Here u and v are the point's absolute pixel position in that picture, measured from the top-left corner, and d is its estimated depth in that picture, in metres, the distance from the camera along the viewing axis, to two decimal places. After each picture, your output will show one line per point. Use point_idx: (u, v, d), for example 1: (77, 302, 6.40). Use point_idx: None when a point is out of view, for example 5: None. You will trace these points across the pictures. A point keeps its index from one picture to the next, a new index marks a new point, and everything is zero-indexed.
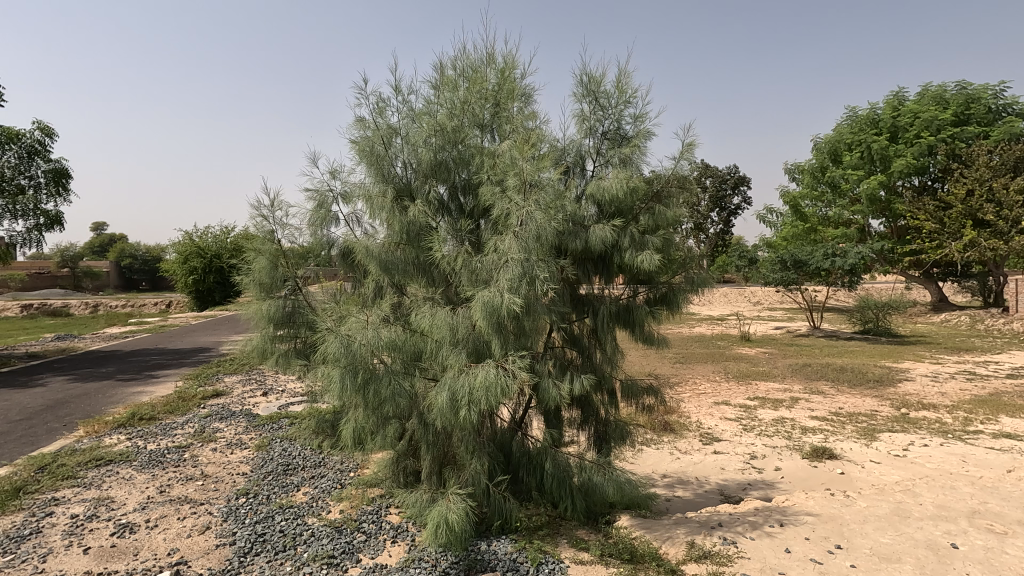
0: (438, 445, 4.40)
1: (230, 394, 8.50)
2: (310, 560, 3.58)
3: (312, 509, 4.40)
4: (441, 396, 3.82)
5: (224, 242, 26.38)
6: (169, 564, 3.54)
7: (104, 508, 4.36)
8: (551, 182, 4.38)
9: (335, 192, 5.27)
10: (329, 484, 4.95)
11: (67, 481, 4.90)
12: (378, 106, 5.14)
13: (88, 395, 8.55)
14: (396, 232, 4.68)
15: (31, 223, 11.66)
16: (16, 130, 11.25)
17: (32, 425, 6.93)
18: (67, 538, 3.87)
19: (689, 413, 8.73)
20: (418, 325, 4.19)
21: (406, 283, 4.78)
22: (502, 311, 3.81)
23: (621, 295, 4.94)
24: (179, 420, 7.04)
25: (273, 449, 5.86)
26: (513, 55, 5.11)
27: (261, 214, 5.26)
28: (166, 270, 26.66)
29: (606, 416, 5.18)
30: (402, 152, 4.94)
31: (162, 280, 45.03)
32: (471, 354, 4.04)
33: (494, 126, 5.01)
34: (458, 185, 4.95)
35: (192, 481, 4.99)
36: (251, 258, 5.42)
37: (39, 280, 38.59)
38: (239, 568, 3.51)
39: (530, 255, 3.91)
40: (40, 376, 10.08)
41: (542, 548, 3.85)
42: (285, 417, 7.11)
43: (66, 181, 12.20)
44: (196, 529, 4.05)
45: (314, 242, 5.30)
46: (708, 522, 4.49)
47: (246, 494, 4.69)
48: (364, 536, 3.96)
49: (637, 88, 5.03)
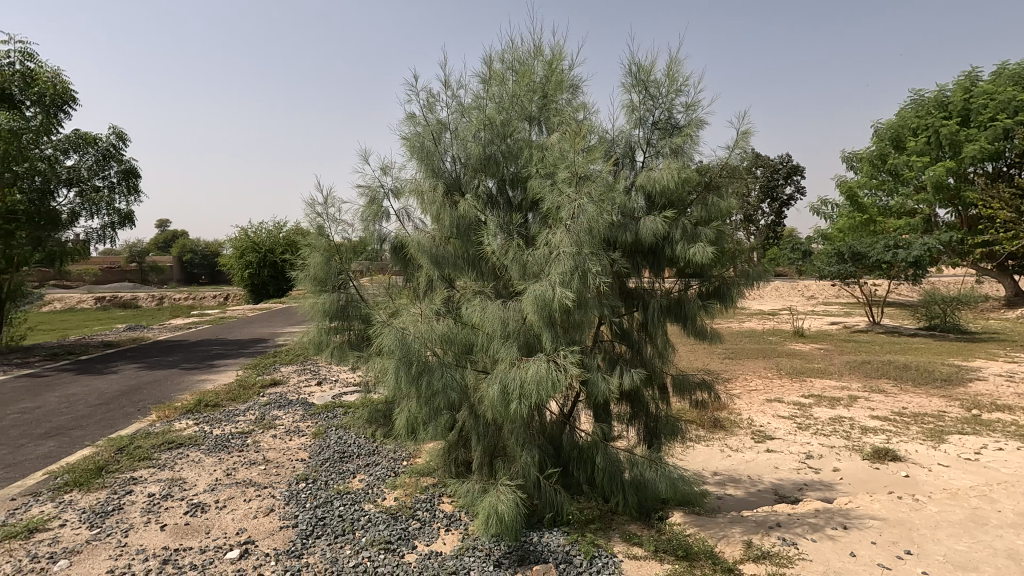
0: (488, 437, 4.45)
1: (286, 383, 8.87)
2: (369, 545, 3.69)
3: (368, 496, 4.52)
4: (492, 389, 3.84)
5: (277, 237, 27.57)
6: (238, 542, 3.73)
7: (177, 488, 4.63)
8: (601, 174, 4.35)
9: (386, 188, 5.46)
10: (383, 472, 5.07)
11: (144, 462, 5.24)
12: (428, 102, 5.27)
13: (157, 382, 9.07)
14: (446, 226, 4.77)
15: (105, 221, 12.45)
16: (94, 135, 11.96)
17: (110, 409, 7.44)
18: (146, 514, 4.15)
19: (740, 410, 8.48)
20: (469, 318, 4.29)
21: (457, 276, 4.87)
22: (554, 305, 3.78)
23: (672, 288, 4.90)
24: (242, 407, 7.40)
25: (329, 437, 6.02)
26: (561, 47, 5.20)
27: (315, 211, 5.55)
28: (224, 264, 28.00)
29: (657, 411, 5.15)
30: (452, 147, 5.03)
31: (221, 275, 47.12)
32: (522, 348, 4.05)
33: (542, 119, 5.11)
34: (507, 179, 5.02)
35: (255, 466, 5.23)
36: (306, 253, 5.70)
37: (110, 276, 41.54)
38: (302, 550, 3.64)
39: (582, 248, 3.87)
40: (115, 364, 10.79)
41: (595, 542, 3.83)
42: (339, 406, 7.32)
43: (136, 180, 12.91)
44: (261, 511, 4.24)
45: (365, 236, 5.51)
46: (766, 522, 4.35)
47: (306, 479, 4.87)
48: (419, 523, 4.04)
49: (688, 75, 4.99)
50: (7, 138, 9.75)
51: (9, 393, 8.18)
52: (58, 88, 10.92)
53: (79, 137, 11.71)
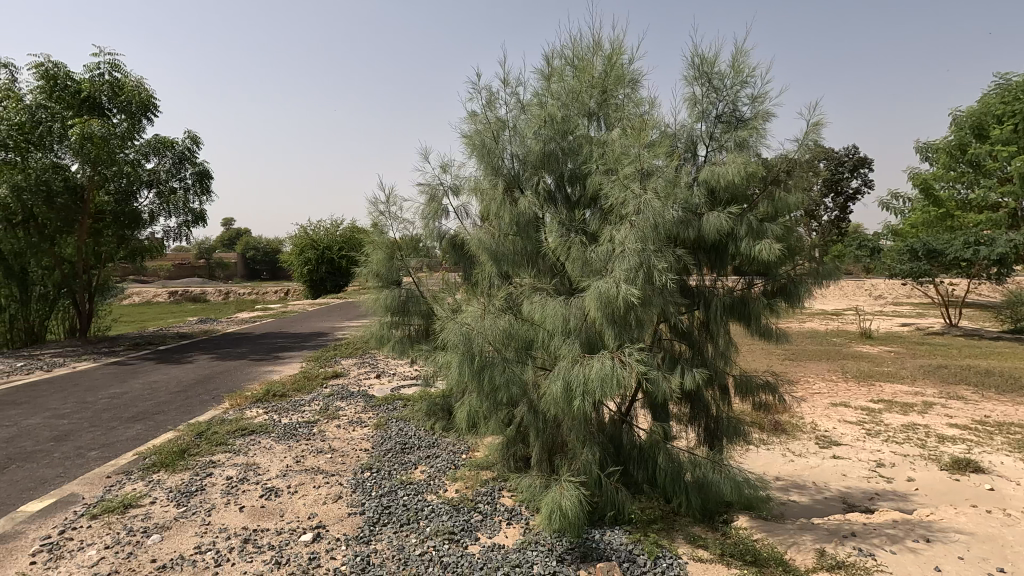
0: (547, 433, 4.48)
1: (347, 376, 9.20)
2: (433, 534, 3.79)
3: (430, 487, 4.63)
4: (555, 386, 3.85)
5: (335, 235, 28.54)
6: (311, 526, 3.91)
7: (252, 472, 4.90)
8: (665, 169, 4.28)
9: (446, 185, 5.58)
10: (443, 464, 5.18)
11: (221, 447, 5.56)
12: (488, 100, 5.34)
13: (229, 372, 9.60)
14: (506, 223, 4.81)
15: (181, 220, 13.27)
16: (171, 139, 12.68)
17: (188, 396, 7.93)
18: (226, 496, 4.41)
19: (803, 414, 8.14)
20: (530, 315, 4.31)
21: (516, 273, 4.90)
22: (619, 302, 3.75)
23: (735, 286, 4.77)
24: (307, 397, 7.74)
25: (391, 429, 6.20)
26: (621, 41, 5.16)
27: (378, 209, 5.74)
28: (285, 261, 29.25)
29: (718, 412, 5.02)
30: (511, 144, 5.07)
31: (281, 271, 49.25)
32: (584, 345, 4.03)
33: (601, 115, 5.07)
34: (566, 176, 5.01)
35: (322, 454, 5.46)
36: (369, 251, 5.91)
37: (181, 271, 44.26)
38: (371, 536, 3.78)
39: (646, 245, 3.83)
40: (190, 354, 11.50)
41: (659, 542, 3.78)
42: (398, 399, 7.52)
43: (208, 181, 13.66)
44: (330, 497, 4.43)
45: (426, 233, 5.64)
46: (839, 531, 4.17)
47: (370, 469, 5.04)
48: (481, 515, 4.11)
49: (755, 66, 4.83)
50: (99, 144, 10.50)
51: (100, 380, 8.86)
52: (142, 96, 11.65)
53: (159, 141, 12.42)
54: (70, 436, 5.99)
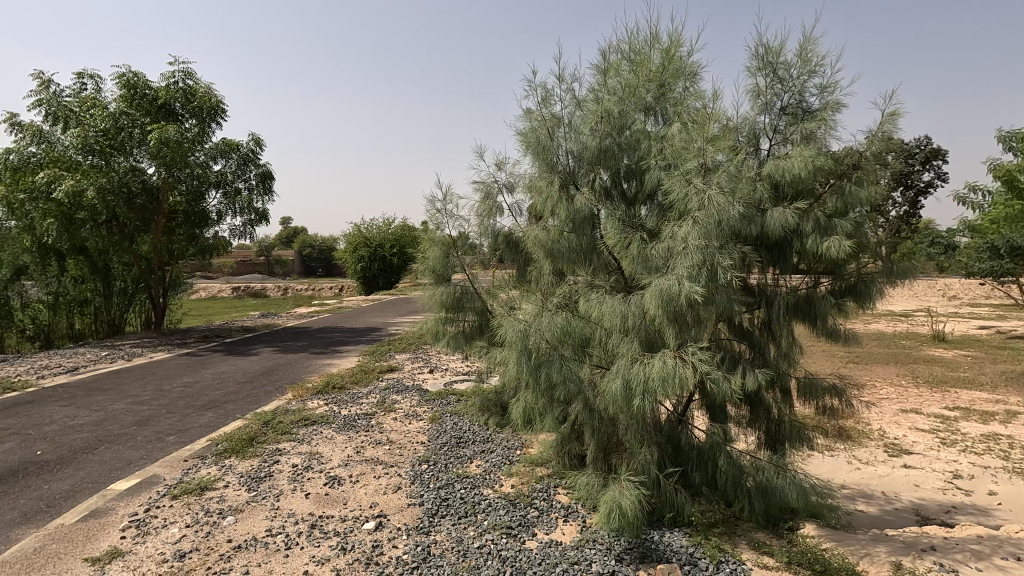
0: (602, 432, 4.43)
1: (401, 370, 9.43)
2: (491, 528, 3.83)
3: (486, 481, 4.68)
4: (614, 384, 3.81)
5: (387, 233, 29.24)
6: (373, 515, 4.03)
7: (316, 461, 5.10)
8: (728, 163, 4.16)
9: (501, 183, 5.62)
10: (498, 459, 5.23)
11: (286, 436, 5.81)
12: (543, 96, 5.33)
13: (290, 364, 10.02)
14: (562, 220, 4.80)
15: (245, 219, 13.92)
16: (237, 142, 13.32)
17: (254, 387, 8.34)
18: (292, 482, 4.61)
19: (870, 420, 7.73)
20: (587, 312, 4.29)
21: (572, 270, 4.88)
22: (681, 300, 3.67)
23: (800, 285, 4.58)
24: (364, 390, 7.98)
25: (445, 423, 6.30)
26: (680, 33, 5.05)
27: (435, 207, 5.85)
28: (340, 258, 30.21)
29: (781, 415, 4.84)
30: (567, 140, 5.04)
31: (336, 268, 50.92)
32: (643, 343, 3.97)
33: (660, 109, 4.97)
34: (623, 172, 4.94)
35: (381, 445, 5.61)
36: (425, 248, 6.03)
37: (244, 268, 46.48)
38: (430, 527, 3.87)
39: (710, 241, 3.73)
40: (254, 347, 12.07)
41: (721, 546, 3.69)
42: (451, 394, 7.63)
43: (270, 182, 14.26)
44: (390, 488, 4.55)
45: (481, 230, 5.71)
46: (915, 544, 3.94)
47: (427, 461, 5.15)
48: (537, 511, 4.12)
49: (824, 55, 4.61)
50: (173, 147, 11.20)
51: (174, 369, 9.43)
52: (212, 101, 12.30)
53: (226, 144, 13.08)
54: (150, 420, 6.42)
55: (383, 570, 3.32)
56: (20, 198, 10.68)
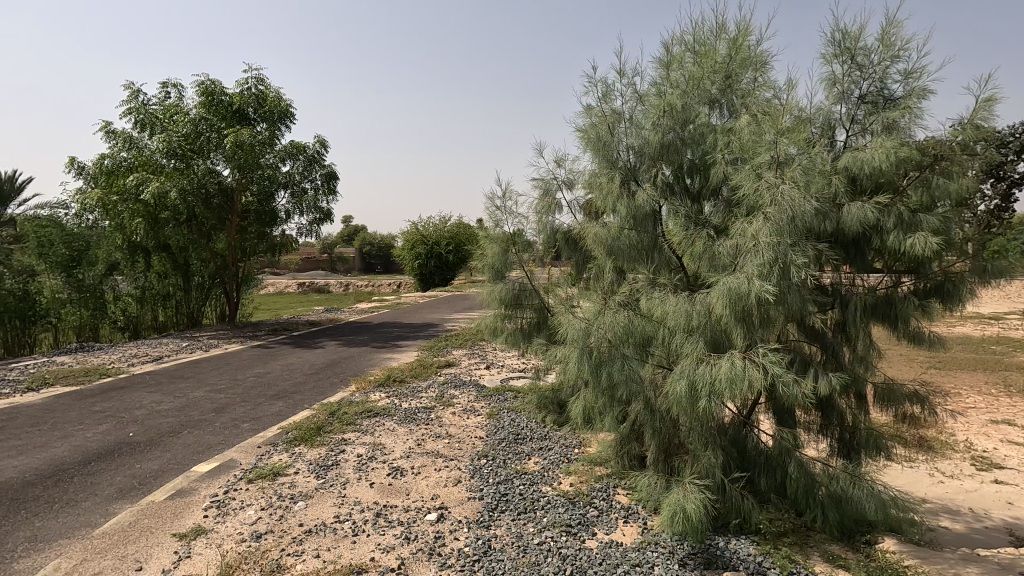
0: (663, 433, 4.34)
1: (458, 365, 9.58)
2: (550, 525, 3.84)
3: (545, 478, 4.69)
4: (678, 385, 3.72)
5: (443, 230, 29.78)
6: (434, 507, 4.13)
7: (379, 452, 5.27)
8: (802, 156, 3.96)
9: (560, 180, 5.61)
10: (556, 456, 5.22)
11: (351, 426, 6.04)
12: (604, 91, 5.26)
13: (353, 358, 10.39)
14: (623, 217, 4.72)
15: (311, 218, 14.54)
16: (304, 144, 13.92)
17: (320, 378, 8.71)
18: (357, 471, 4.79)
19: (955, 430, 7.18)
20: (650, 310, 4.20)
21: (633, 267, 4.79)
22: (750, 299, 3.54)
23: (879, 284, 4.31)
24: (423, 384, 8.17)
25: (503, 418, 6.35)
26: (748, 22, 4.85)
27: (494, 205, 5.92)
28: (398, 255, 31.02)
29: (856, 422, 4.58)
30: (628, 135, 4.95)
31: (394, 265, 52.32)
32: (709, 343, 3.85)
33: (726, 101, 4.80)
34: (686, 167, 4.81)
35: (441, 439, 5.73)
36: (483, 245, 6.10)
37: (308, 265, 48.60)
38: (490, 521, 3.91)
39: (783, 238, 3.57)
40: (320, 340, 12.60)
41: (791, 557, 3.54)
42: (508, 390, 7.69)
43: (335, 182, 14.82)
44: (451, 481, 4.64)
45: (540, 227, 5.72)
46: (1011, 566, 3.64)
47: (486, 456, 5.21)
48: (597, 511, 4.08)
49: (908, 38, 4.31)
50: (247, 150, 11.86)
51: (247, 360, 9.99)
52: (281, 105, 12.91)
53: (294, 147, 13.70)
54: (227, 408, 6.83)
55: (445, 561, 3.39)
56: (112, 199, 11.54)
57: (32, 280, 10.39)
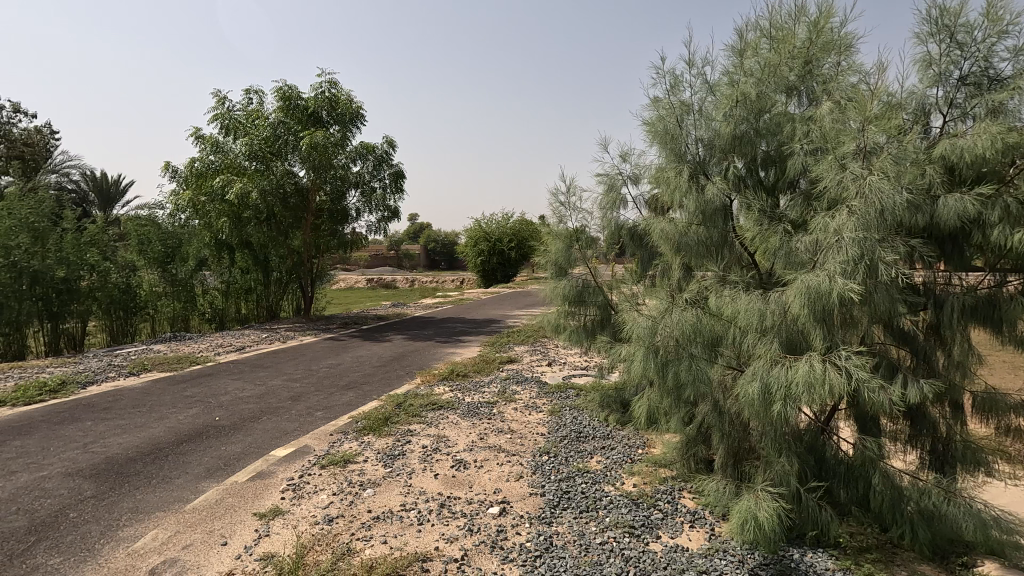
0: (733, 437, 4.17)
1: (520, 362, 9.63)
2: (613, 525, 3.78)
3: (607, 477, 4.62)
4: (751, 387, 3.56)
5: (505, 227, 29.99)
6: (497, 501, 4.17)
7: (443, 444, 5.39)
8: (892, 144, 3.67)
9: (625, 175, 5.50)
10: (619, 456, 5.13)
11: (416, 418, 6.22)
12: (672, 83, 5.11)
13: (418, 352, 10.67)
14: (692, 212, 4.56)
15: (380, 216, 15.05)
16: (373, 145, 14.40)
17: (387, 371, 9.01)
18: (423, 462, 4.92)
19: None
20: (720, 309, 4.04)
21: (702, 264, 4.63)
22: (831, 298, 3.33)
23: (980, 283, 3.94)
24: (486, 379, 8.27)
25: (565, 416, 6.31)
26: (831, 3, 4.56)
27: (558, 201, 5.89)
28: (461, 252, 31.54)
29: (951, 433, 4.22)
30: (698, 127, 4.77)
31: (457, 261, 53.26)
32: (785, 345, 3.65)
33: (805, 88, 4.53)
34: (761, 159, 4.58)
35: (503, 434, 5.77)
36: (546, 242, 6.09)
37: (376, 262, 50.39)
38: (552, 518, 3.91)
39: (870, 233, 3.33)
40: (387, 334, 13.03)
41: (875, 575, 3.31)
42: (570, 387, 7.64)
43: (402, 181, 15.25)
44: (513, 476, 4.67)
45: (604, 223, 5.64)
46: None
47: (548, 453, 5.20)
48: (662, 513, 3.99)
49: (1020, 11, 3.90)
50: (321, 151, 12.32)
51: (320, 352, 10.50)
52: (352, 108, 13.42)
53: (363, 148, 14.22)
54: (302, 397, 7.21)
55: (507, 555, 3.42)
56: (201, 199, 12.44)
57: (133, 274, 11.30)
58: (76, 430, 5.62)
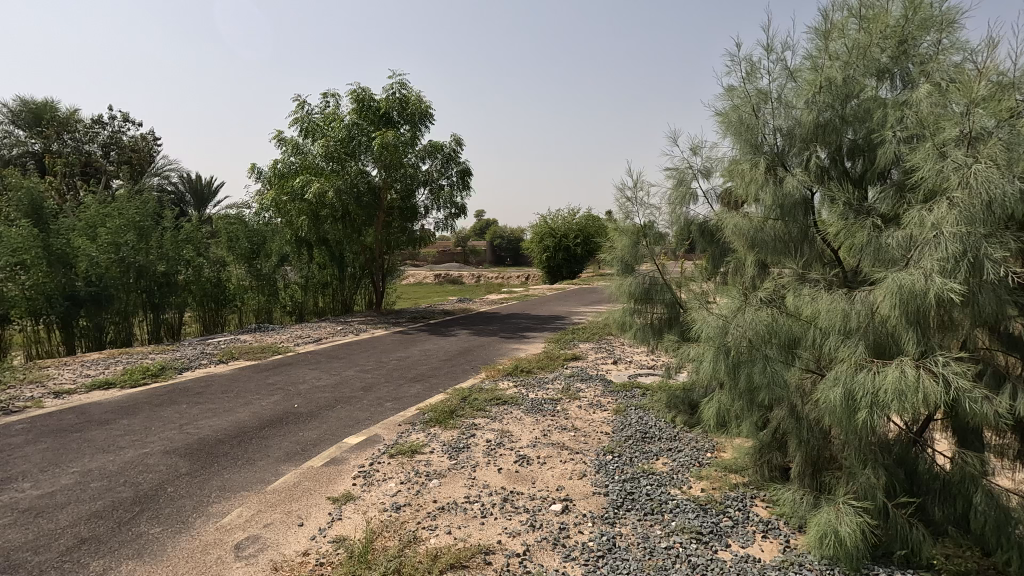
0: (812, 445, 3.93)
1: (585, 359, 9.54)
2: (679, 530, 3.67)
3: (674, 480, 4.48)
4: (832, 392, 3.33)
5: (572, 223, 29.79)
6: (559, 498, 4.15)
7: (507, 439, 5.43)
8: (1002, 128, 3.31)
9: (696, 168, 5.31)
10: (687, 459, 4.96)
11: (481, 412, 6.31)
12: (749, 70, 4.86)
13: (483, 347, 10.82)
14: (768, 206, 4.32)
15: (447, 213, 15.38)
16: (441, 143, 14.71)
17: (453, 365, 9.20)
18: (486, 456, 4.98)
19: None
20: (798, 309, 3.81)
21: (779, 261, 4.38)
22: (926, 299, 3.05)
23: None
24: (550, 375, 8.26)
25: (630, 416, 6.19)
26: None
27: (625, 196, 5.78)
28: (527, 249, 31.63)
29: None
30: (776, 116, 4.52)
31: (523, 258, 53.49)
32: (872, 348, 3.39)
33: (899, 70, 4.17)
34: (847, 148, 4.27)
35: (566, 431, 5.74)
36: (612, 238, 5.99)
37: (444, 258, 51.56)
38: (615, 518, 3.85)
39: (973, 227, 3.03)
40: (454, 328, 13.30)
41: None
42: (636, 387, 7.48)
43: (469, 178, 15.49)
44: (576, 474, 4.64)
45: (673, 219, 5.48)
46: None
47: (612, 453, 5.12)
48: (732, 521, 3.82)
49: None
50: (391, 150, 12.81)
51: (390, 345, 10.88)
52: (421, 107, 13.77)
53: (432, 146, 14.57)
54: (373, 387, 7.51)
55: (569, 553, 3.40)
56: (283, 199, 13.09)
57: (223, 269, 12.21)
58: (174, 412, 6.15)
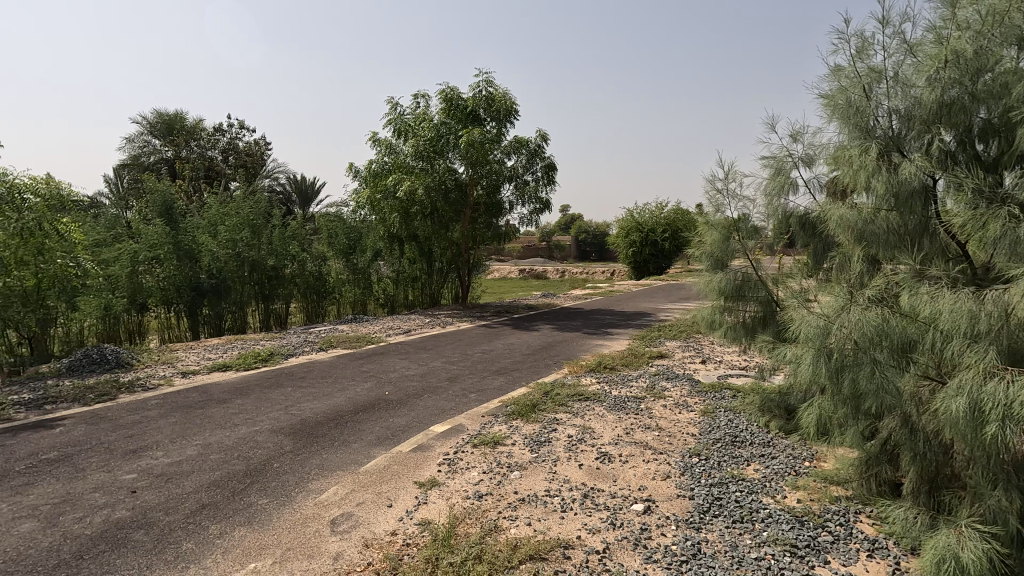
0: (929, 459, 3.55)
1: (672, 357, 9.23)
2: (771, 541, 3.46)
3: (766, 488, 4.23)
4: (955, 402, 2.99)
5: (660, 217, 28.86)
6: (641, 498, 4.07)
7: (588, 435, 5.40)
8: None
9: (796, 157, 4.96)
10: (782, 467, 4.66)
11: (563, 407, 6.31)
12: (860, 48, 4.46)
13: (566, 342, 10.79)
14: (879, 196, 3.95)
15: (532, 208, 15.46)
16: (526, 139, 14.79)
17: (536, 359, 9.26)
18: (567, 451, 4.98)
19: None
20: (915, 309, 3.45)
21: (892, 256, 3.99)
22: None
23: None
24: (634, 373, 8.09)
25: (719, 418, 5.92)
26: None
27: (717, 188, 5.52)
28: (613, 243, 31.05)
29: None
30: (891, 97, 4.11)
31: (608, 253, 52.60)
32: (1005, 354, 3.00)
33: None
34: (977, 130, 3.80)
35: (650, 431, 5.60)
36: (702, 232, 5.74)
37: (529, 253, 51.91)
38: (701, 523, 3.70)
39: None
40: (537, 323, 13.37)
41: None
42: (727, 388, 7.13)
43: (554, 173, 15.46)
44: (659, 474, 4.51)
45: (770, 211, 5.16)
46: None
47: (698, 455, 4.92)
48: (832, 536, 3.55)
49: None
50: (477, 147, 13.01)
51: (475, 338, 11.14)
52: (507, 103, 13.90)
53: (517, 142, 14.69)
54: (458, 379, 7.74)
55: (651, 555, 3.32)
56: (377, 197, 13.70)
57: (324, 263, 13.12)
58: (280, 394, 6.70)
